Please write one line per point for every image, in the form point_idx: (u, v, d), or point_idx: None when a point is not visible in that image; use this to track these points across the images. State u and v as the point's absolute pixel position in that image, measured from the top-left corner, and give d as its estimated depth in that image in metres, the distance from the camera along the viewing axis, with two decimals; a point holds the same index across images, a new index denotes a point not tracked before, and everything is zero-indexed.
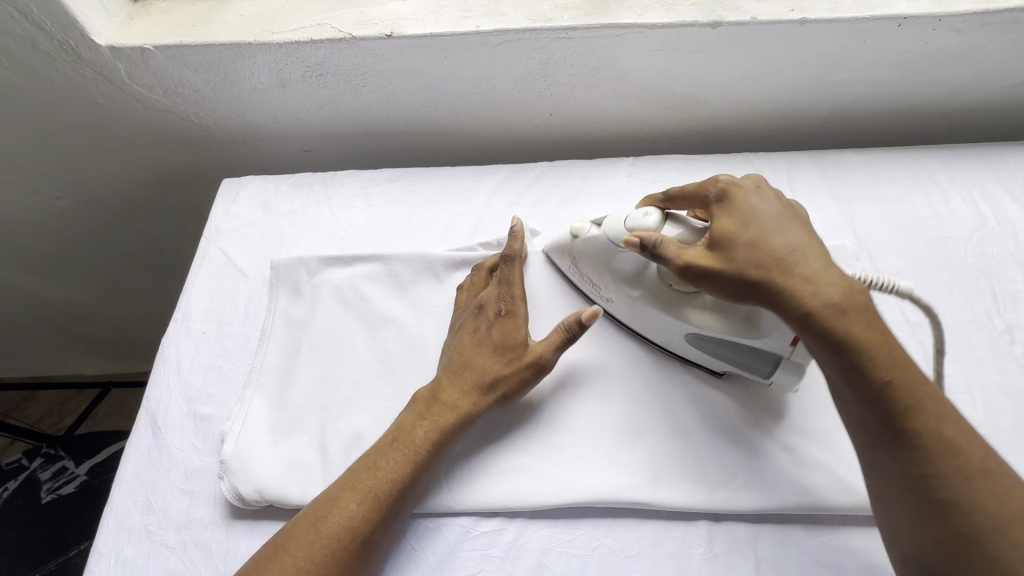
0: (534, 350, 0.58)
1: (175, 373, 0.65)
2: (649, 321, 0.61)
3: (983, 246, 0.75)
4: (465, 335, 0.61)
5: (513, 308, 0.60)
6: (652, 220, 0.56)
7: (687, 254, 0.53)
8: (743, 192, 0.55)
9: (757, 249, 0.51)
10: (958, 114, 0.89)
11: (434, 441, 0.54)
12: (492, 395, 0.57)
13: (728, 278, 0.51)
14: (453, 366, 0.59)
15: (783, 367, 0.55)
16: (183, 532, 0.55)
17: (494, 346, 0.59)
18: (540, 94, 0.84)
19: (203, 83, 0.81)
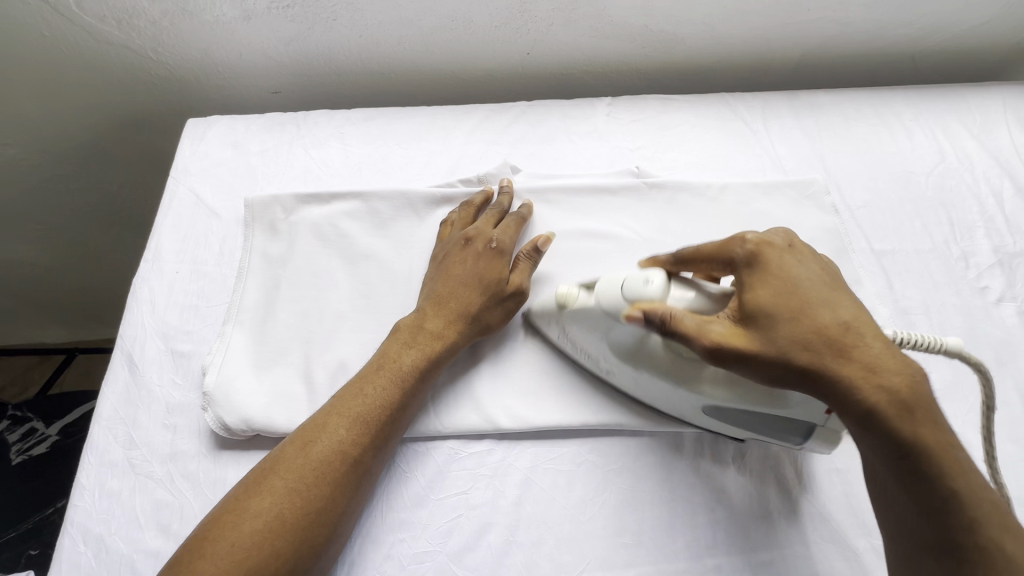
0: (513, 280, 0.61)
1: (150, 312, 0.63)
2: (663, 390, 0.54)
3: (943, 180, 0.78)
4: (451, 266, 0.62)
5: (502, 244, 0.63)
6: (656, 287, 0.48)
7: (715, 335, 0.45)
8: (774, 250, 0.49)
9: (793, 330, 0.44)
10: (922, 57, 0.91)
11: (420, 368, 0.55)
12: (475, 328, 0.59)
13: (769, 362, 0.44)
14: (439, 296, 0.60)
15: (817, 436, 0.51)
16: (169, 464, 0.55)
17: (478, 279, 0.60)
18: (517, 32, 0.82)
19: (161, 14, 0.76)
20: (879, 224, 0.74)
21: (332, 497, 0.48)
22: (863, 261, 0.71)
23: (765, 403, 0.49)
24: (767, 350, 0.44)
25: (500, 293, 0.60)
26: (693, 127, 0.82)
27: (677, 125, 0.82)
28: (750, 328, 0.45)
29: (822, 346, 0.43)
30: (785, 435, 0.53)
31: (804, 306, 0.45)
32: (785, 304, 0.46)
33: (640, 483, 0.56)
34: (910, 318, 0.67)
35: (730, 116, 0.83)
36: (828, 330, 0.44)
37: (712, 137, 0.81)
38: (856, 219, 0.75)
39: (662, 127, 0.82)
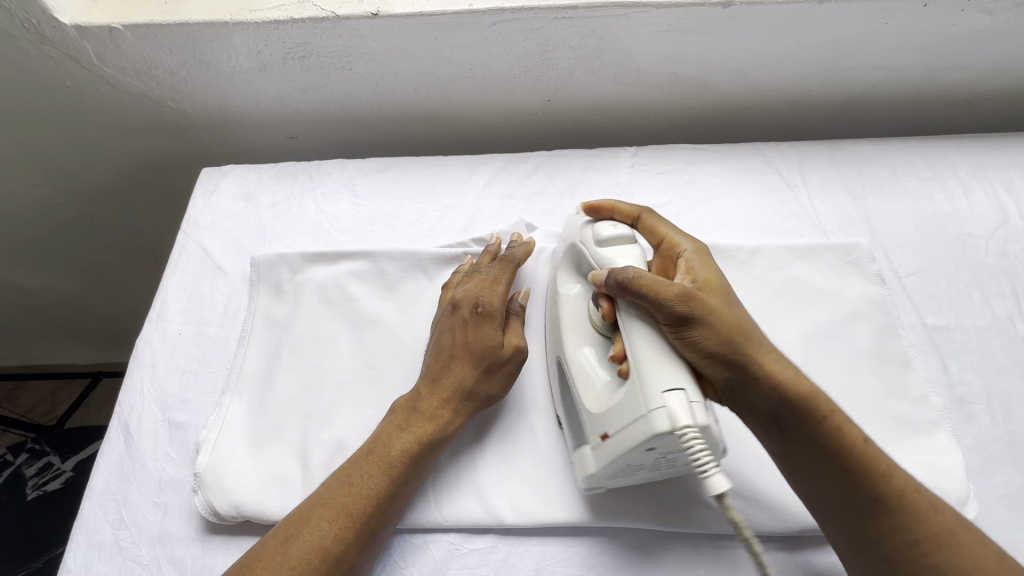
0: (510, 343, 0.57)
1: (150, 377, 0.61)
2: (552, 328, 0.59)
3: (1006, 245, 0.70)
4: (440, 337, 0.58)
5: (489, 306, 0.57)
6: (619, 234, 0.56)
7: (680, 297, 0.47)
8: (708, 260, 0.54)
9: (728, 316, 0.48)
10: (979, 103, 0.84)
11: (412, 454, 0.51)
12: (474, 403, 0.55)
13: (710, 331, 0.47)
14: (432, 373, 0.56)
15: (583, 450, 0.51)
16: (157, 548, 0.52)
17: (467, 352, 0.56)
18: (538, 79, 0.79)
19: (178, 65, 0.76)
20: (931, 294, 0.67)
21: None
22: (913, 337, 0.64)
23: (583, 393, 0.52)
24: (708, 319, 0.47)
25: (497, 361, 0.56)
26: (724, 181, 0.77)
27: (707, 179, 0.77)
28: (697, 297, 0.48)
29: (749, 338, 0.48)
30: (570, 439, 0.54)
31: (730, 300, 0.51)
32: (717, 295, 0.50)
33: None
34: (967, 407, 0.60)
35: (764, 169, 0.78)
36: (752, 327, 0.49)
37: (744, 192, 0.76)
38: (905, 289, 0.68)
39: (690, 181, 0.77)
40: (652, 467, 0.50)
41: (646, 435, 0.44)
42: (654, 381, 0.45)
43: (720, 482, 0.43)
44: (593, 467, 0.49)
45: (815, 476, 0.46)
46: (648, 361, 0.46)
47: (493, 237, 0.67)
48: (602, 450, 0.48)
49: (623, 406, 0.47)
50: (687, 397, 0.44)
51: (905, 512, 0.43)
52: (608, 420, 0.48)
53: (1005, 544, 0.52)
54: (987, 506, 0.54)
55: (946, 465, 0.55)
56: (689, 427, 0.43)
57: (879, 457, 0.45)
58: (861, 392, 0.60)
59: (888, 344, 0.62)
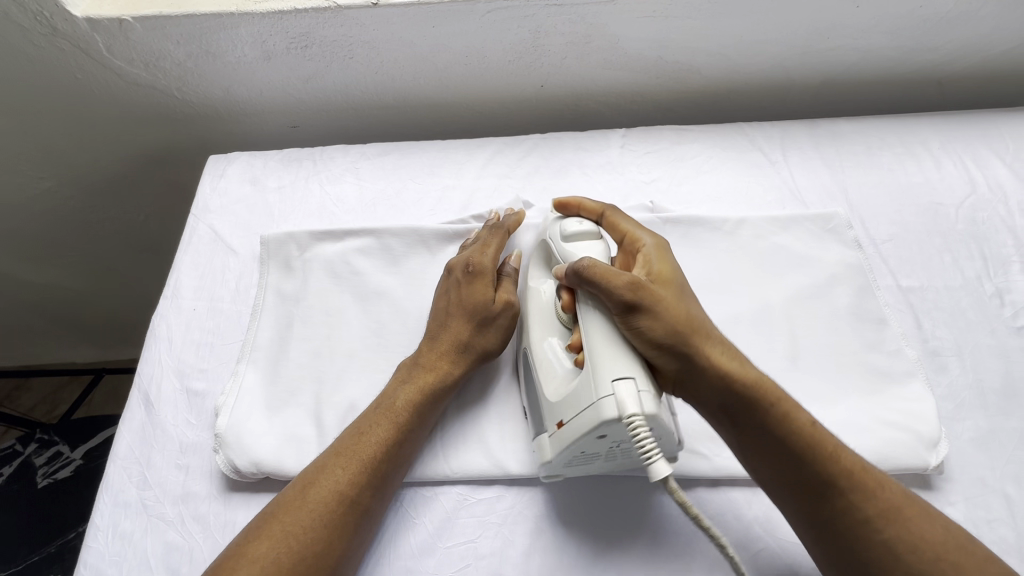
0: (500, 297, 0.60)
1: (166, 350, 0.64)
2: (520, 320, 0.61)
3: (975, 212, 0.75)
4: (437, 298, 0.62)
5: (479, 266, 0.61)
6: (587, 231, 0.59)
7: (631, 288, 0.50)
8: (666, 252, 0.57)
9: (678, 307, 0.51)
10: (949, 82, 0.89)
11: (417, 405, 0.55)
12: (470, 355, 0.58)
13: (660, 321, 0.50)
14: (431, 331, 0.60)
15: (541, 439, 0.53)
16: (180, 506, 0.55)
17: (461, 307, 0.60)
18: (531, 66, 0.82)
19: (185, 56, 0.79)
20: (905, 258, 0.72)
21: (329, 541, 0.47)
22: (888, 298, 0.68)
23: (543, 382, 0.54)
24: (659, 312, 0.50)
25: (489, 315, 0.59)
26: (709, 159, 0.81)
27: (694, 157, 0.81)
28: (649, 290, 0.51)
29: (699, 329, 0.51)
30: (532, 427, 0.56)
31: (684, 295, 0.54)
32: (670, 288, 0.53)
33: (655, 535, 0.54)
34: (939, 359, 0.64)
35: (747, 147, 0.82)
36: (705, 321, 0.52)
37: (728, 169, 0.80)
38: (881, 254, 0.72)
39: (678, 159, 0.80)
40: (607, 456, 0.52)
41: (594, 421, 0.47)
42: (605, 370, 0.48)
43: (662, 468, 0.44)
44: (550, 454, 0.52)
45: (769, 464, 0.48)
46: (605, 351, 0.49)
47: (492, 213, 0.70)
48: (557, 436, 0.51)
49: (578, 394, 0.49)
50: (636, 386, 0.46)
51: (854, 490, 0.45)
52: (563, 408, 0.51)
53: (974, 480, 0.57)
54: (958, 447, 0.58)
55: (920, 410, 0.59)
56: (635, 416, 0.45)
57: (826, 440, 0.47)
58: (841, 348, 0.64)
59: (865, 303, 0.66)
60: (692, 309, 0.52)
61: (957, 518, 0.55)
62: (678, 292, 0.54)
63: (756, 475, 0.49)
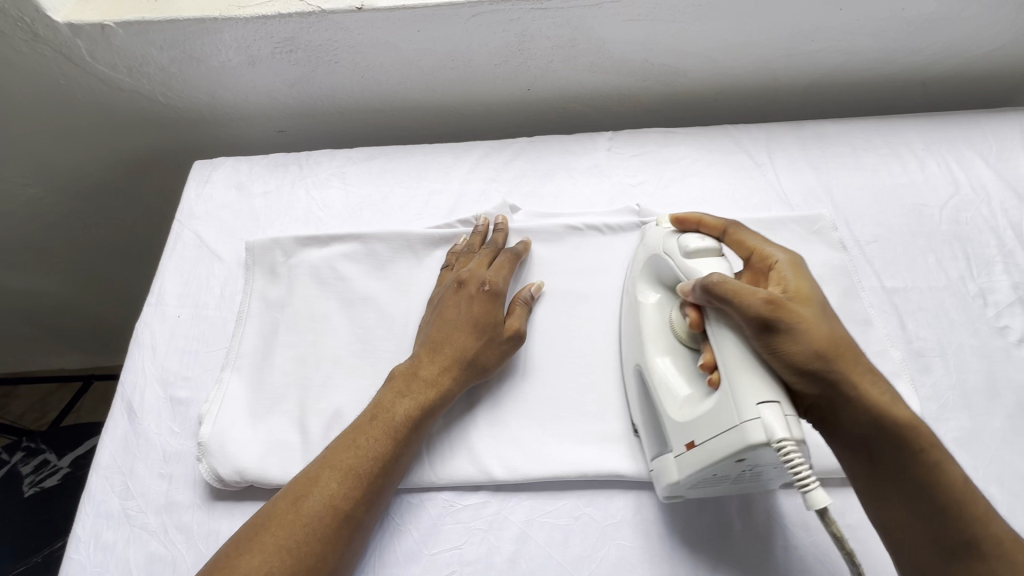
0: (510, 323, 0.61)
1: (150, 357, 0.64)
2: (631, 335, 0.60)
3: (958, 213, 0.75)
4: (445, 309, 0.61)
5: (494, 286, 0.62)
6: (709, 246, 0.56)
7: (776, 312, 0.47)
8: (804, 271, 0.54)
9: (825, 332, 0.48)
10: (932, 83, 0.89)
11: (414, 417, 0.54)
12: (471, 371, 0.58)
13: (807, 350, 0.47)
14: (433, 342, 0.59)
15: (665, 459, 0.53)
16: (163, 515, 0.55)
17: (473, 323, 0.60)
18: (517, 69, 0.82)
19: (169, 61, 0.78)
20: (889, 259, 0.72)
21: (323, 554, 0.47)
22: (872, 299, 0.69)
23: (670, 403, 0.53)
24: (805, 340, 0.47)
25: (496, 336, 0.60)
26: (695, 162, 0.81)
27: (680, 159, 0.81)
28: (791, 315, 0.48)
29: (846, 357, 0.48)
30: (651, 446, 0.55)
31: (829, 318, 0.51)
32: (812, 310, 0.50)
33: (640, 538, 0.54)
34: (923, 360, 0.64)
35: (733, 149, 0.82)
36: (851, 348, 0.49)
37: (714, 171, 0.80)
38: (865, 255, 0.72)
39: (664, 162, 0.81)
40: (735, 478, 0.50)
41: (738, 446, 0.45)
42: (749, 393, 0.46)
43: (821, 497, 0.42)
44: (679, 475, 0.50)
45: (897, 499, 0.47)
46: (745, 372, 0.47)
47: (481, 219, 0.70)
48: (689, 458, 0.49)
49: (715, 416, 0.48)
50: (782, 411, 0.45)
51: (993, 547, 0.45)
52: (697, 430, 0.49)
53: None
54: None
55: None
56: (786, 441, 0.43)
57: (967, 492, 0.47)
58: None
59: (850, 305, 0.66)
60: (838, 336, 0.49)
61: None
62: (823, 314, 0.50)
63: (875, 510, 0.49)
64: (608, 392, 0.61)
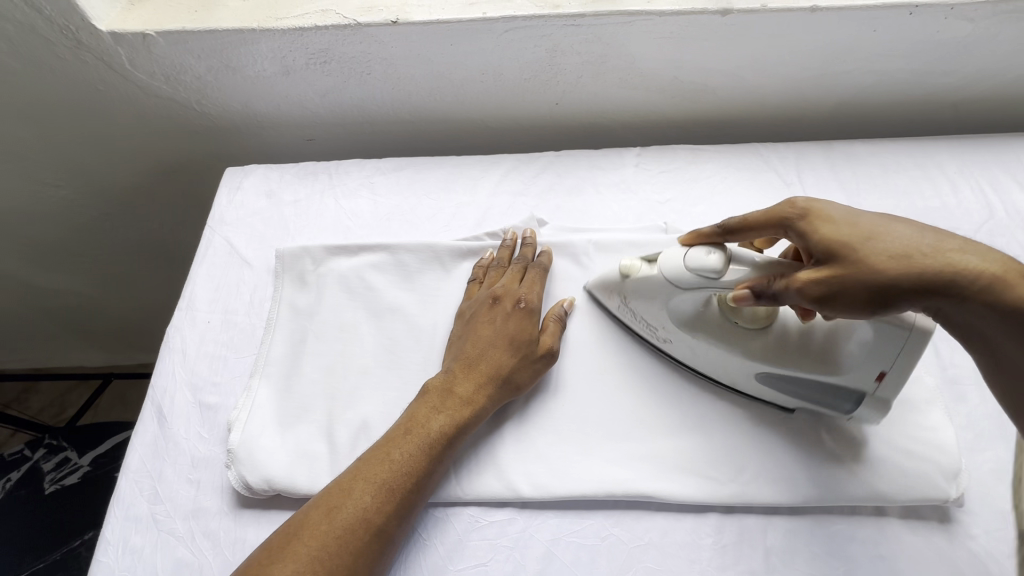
0: (543, 341, 0.61)
1: (181, 362, 0.65)
2: (699, 351, 0.59)
3: (992, 238, 0.74)
4: (479, 325, 0.61)
5: (530, 303, 0.63)
6: (716, 258, 0.52)
7: (817, 281, 0.48)
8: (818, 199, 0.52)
9: (881, 246, 0.47)
10: (964, 106, 0.88)
11: (447, 433, 0.54)
12: (505, 390, 0.58)
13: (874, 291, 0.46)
14: (468, 357, 0.59)
15: (868, 405, 0.55)
16: (191, 521, 0.55)
17: (508, 340, 0.60)
18: (546, 84, 0.83)
19: (205, 70, 0.80)
20: None
21: (353, 568, 0.47)
22: None
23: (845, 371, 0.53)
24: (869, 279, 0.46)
25: (531, 354, 0.60)
26: (724, 179, 0.81)
27: (707, 176, 0.81)
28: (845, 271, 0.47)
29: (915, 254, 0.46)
30: (842, 404, 0.56)
31: (888, 231, 0.48)
32: (849, 232, 0.48)
33: (668, 562, 0.53)
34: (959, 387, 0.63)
35: (761, 168, 0.82)
36: (932, 246, 0.46)
37: (742, 189, 0.80)
38: None
39: (692, 179, 0.80)
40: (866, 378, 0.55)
41: (923, 343, 0.49)
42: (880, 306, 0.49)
43: None
44: (890, 397, 0.54)
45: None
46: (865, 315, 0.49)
47: (509, 232, 0.70)
48: (891, 383, 0.52)
49: (880, 341, 0.50)
50: None
51: None
52: (874, 364, 0.51)
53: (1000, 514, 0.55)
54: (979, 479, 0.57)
55: (938, 440, 0.57)
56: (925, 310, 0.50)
57: None
58: None
59: None
60: (906, 245, 0.47)
61: (977, 552, 0.53)
62: (878, 232, 0.48)
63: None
64: (636, 410, 0.60)
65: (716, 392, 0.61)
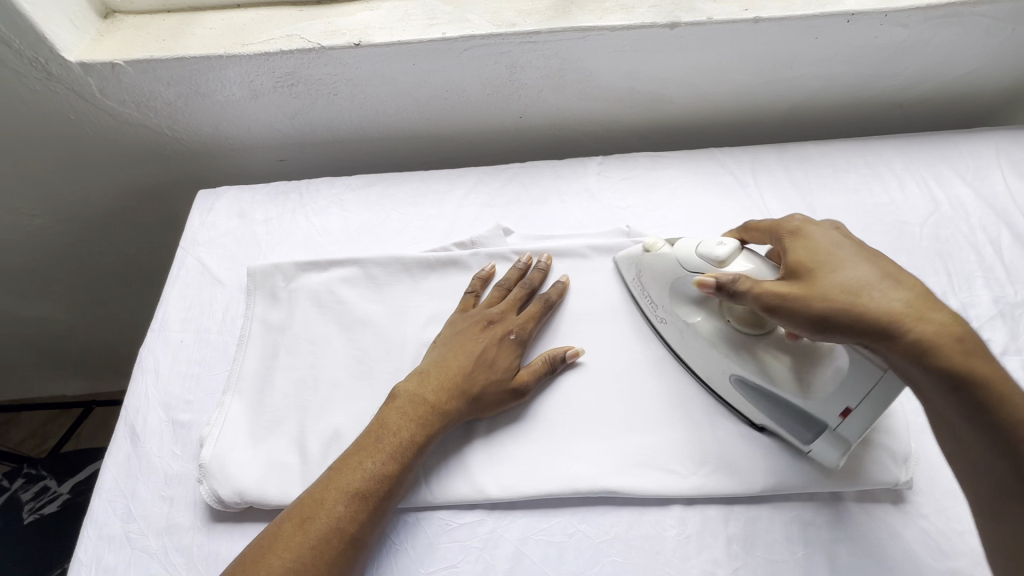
0: (520, 375, 0.62)
1: (154, 382, 0.65)
2: (694, 348, 0.61)
3: (938, 230, 0.78)
4: (467, 343, 0.63)
5: (520, 336, 0.64)
6: (726, 251, 0.57)
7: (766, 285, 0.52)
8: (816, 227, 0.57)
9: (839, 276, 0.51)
10: (909, 106, 0.93)
11: (419, 441, 0.56)
12: (468, 405, 0.59)
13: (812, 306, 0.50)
14: (444, 370, 0.60)
15: (829, 437, 0.55)
16: (164, 538, 0.56)
17: (486, 361, 0.61)
18: (509, 99, 0.86)
19: (175, 96, 0.82)
20: None
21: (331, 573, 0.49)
22: None
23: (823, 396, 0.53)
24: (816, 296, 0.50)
25: (503, 381, 0.61)
26: (683, 184, 0.84)
27: (667, 182, 0.84)
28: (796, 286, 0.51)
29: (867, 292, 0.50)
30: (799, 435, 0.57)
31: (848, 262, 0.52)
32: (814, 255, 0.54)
33: (634, 555, 0.55)
34: None
35: (719, 171, 0.85)
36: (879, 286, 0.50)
37: (701, 193, 0.82)
38: None
39: (652, 184, 0.83)
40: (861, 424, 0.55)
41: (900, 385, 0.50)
42: None
43: None
44: (850, 436, 0.54)
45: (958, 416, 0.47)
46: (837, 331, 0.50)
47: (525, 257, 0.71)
48: (852, 421, 0.53)
49: (854, 377, 0.51)
50: None
51: None
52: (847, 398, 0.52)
53: (948, 492, 0.57)
54: (927, 460, 0.59)
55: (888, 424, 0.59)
56: None
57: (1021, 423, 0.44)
58: None
59: None
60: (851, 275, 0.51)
61: (928, 529, 0.55)
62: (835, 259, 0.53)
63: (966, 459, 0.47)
64: (601, 409, 0.62)
65: (677, 387, 0.63)
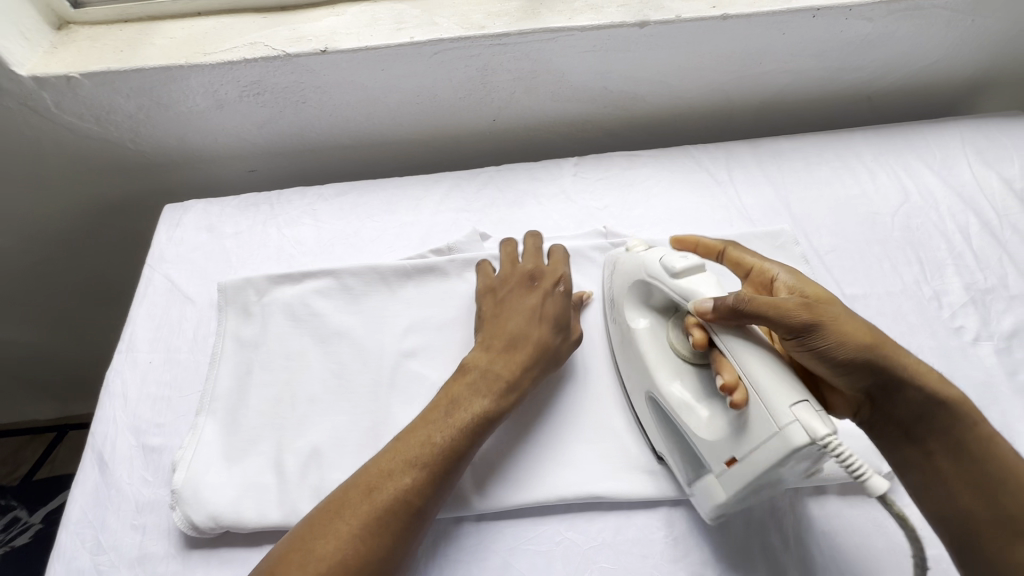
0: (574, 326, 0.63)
1: (122, 406, 0.63)
2: (630, 361, 0.60)
3: (909, 220, 0.79)
4: (523, 306, 0.62)
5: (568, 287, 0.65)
6: (690, 266, 0.54)
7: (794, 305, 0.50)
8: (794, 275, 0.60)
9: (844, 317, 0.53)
10: (876, 98, 0.94)
11: (494, 412, 0.54)
12: (547, 361, 0.59)
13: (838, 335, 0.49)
14: (511, 335, 0.59)
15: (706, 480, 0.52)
16: (137, 568, 0.54)
17: (550, 318, 0.61)
18: (481, 102, 0.85)
19: (136, 108, 0.80)
20: (848, 267, 0.75)
21: (396, 546, 0.47)
22: None
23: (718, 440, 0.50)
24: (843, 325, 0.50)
25: (568, 331, 0.62)
26: (659, 182, 0.83)
27: (643, 181, 0.84)
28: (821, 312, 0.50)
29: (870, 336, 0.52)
30: (687, 472, 0.55)
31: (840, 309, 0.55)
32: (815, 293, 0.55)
33: (622, 560, 0.54)
34: None
35: (694, 168, 0.85)
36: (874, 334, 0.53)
37: (677, 190, 0.83)
38: (825, 265, 0.75)
39: (629, 184, 0.83)
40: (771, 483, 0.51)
41: (784, 453, 0.45)
42: (781, 398, 0.46)
43: (879, 484, 0.44)
44: (725, 494, 0.50)
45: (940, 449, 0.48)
46: (772, 380, 0.47)
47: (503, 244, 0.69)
48: (730, 476, 0.49)
49: (751, 427, 0.47)
50: (813, 407, 0.45)
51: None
52: (732, 446, 0.49)
53: None
54: None
55: None
56: (830, 437, 0.43)
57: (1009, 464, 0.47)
58: None
59: None
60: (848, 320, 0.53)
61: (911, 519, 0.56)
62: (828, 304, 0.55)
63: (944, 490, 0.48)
64: (584, 413, 0.61)
65: None
